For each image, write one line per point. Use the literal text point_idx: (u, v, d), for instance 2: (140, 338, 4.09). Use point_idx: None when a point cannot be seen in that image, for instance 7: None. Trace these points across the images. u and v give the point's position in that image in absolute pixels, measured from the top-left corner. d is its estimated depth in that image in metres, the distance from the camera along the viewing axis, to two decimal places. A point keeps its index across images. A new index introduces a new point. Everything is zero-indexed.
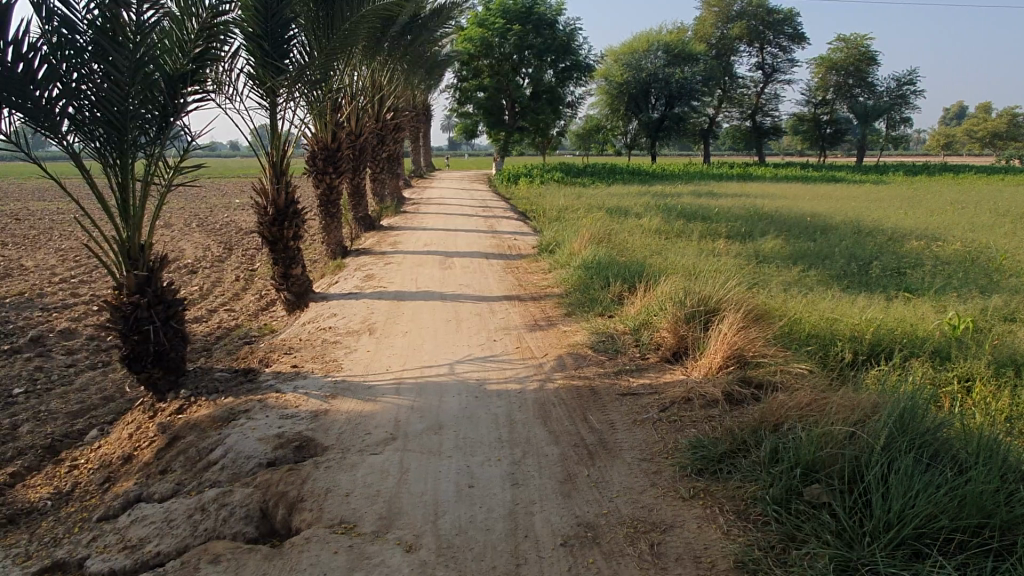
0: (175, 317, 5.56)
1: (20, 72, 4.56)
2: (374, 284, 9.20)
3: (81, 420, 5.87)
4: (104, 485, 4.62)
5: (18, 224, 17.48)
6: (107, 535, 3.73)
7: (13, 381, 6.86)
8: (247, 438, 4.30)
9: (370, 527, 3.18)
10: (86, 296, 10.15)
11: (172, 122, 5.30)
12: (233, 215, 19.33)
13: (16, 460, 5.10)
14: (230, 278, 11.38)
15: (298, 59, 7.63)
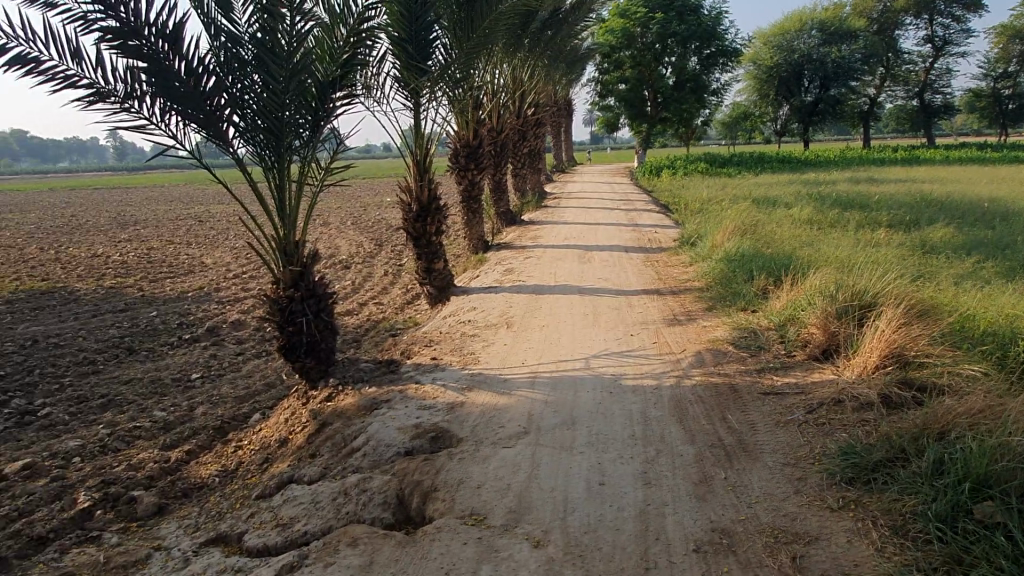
0: (326, 310, 5.83)
1: (194, 86, 5.02)
2: (513, 278, 9.34)
3: (246, 404, 6.39)
4: (263, 465, 4.99)
5: (200, 225, 19.42)
6: (263, 513, 4.04)
7: (192, 367, 7.62)
8: (388, 427, 4.48)
9: (499, 520, 3.20)
10: (255, 290, 11.07)
11: (323, 125, 5.61)
12: (385, 213, 20.37)
13: (191, 440, 5.64)
14: (379, 273, 11.96)
15: (441, 59, 7.85)
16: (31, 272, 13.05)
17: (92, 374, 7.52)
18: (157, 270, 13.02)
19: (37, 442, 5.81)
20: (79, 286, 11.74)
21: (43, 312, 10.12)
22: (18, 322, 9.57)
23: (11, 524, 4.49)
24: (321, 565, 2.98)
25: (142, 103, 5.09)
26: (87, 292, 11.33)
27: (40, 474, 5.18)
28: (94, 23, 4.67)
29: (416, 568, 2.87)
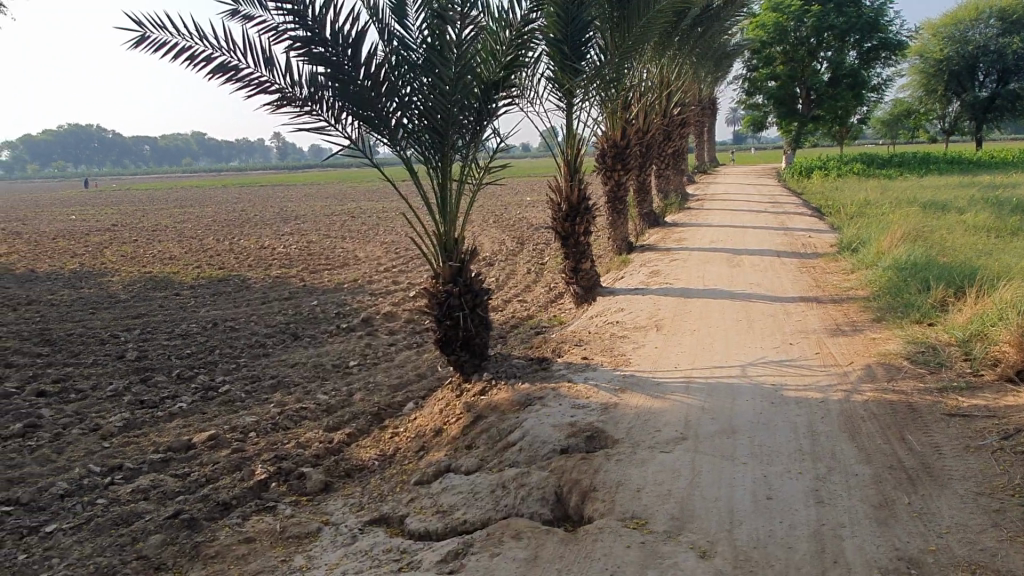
0: (481, 305, 5.97)
1: (370, 90, 5.32)
2: (659, 280, 9.17)
3: (401, 393, 6.69)
4: (419, 452, 5.19)
5: (353, 221, 20.56)
6: (424, 498, 4.22)
7: (351, 355, 8.08)
8: (543, 424, 4.53)
9: (662, 526, 3.16)
10: (405, 283, 11.57)
11: (484, 125, 5.75)
12: (525, 211, 20.66)
13: (352, 423, 5.98)
14: (522, 271, 12.14)
15: (595, 60, 7.84)
16: (209, 260, 14.35)
17: (263, 356, 8.16)
18: (316, 262, 13.92)
19: (219, 416, 6.38)
20: (249, 275, 12.77)
21: (219, 297, 11.11)
22: (200, 306, 10.55)
23: (200, 489, 4.96)
24: (486, 555, 3.11)
25: (322, 105, 5.45)
26: (256, 281, 12.32)
27: (222, 445, 5.68)
28: (285, 33, 5.05)
29: (580, 567, 2.91)
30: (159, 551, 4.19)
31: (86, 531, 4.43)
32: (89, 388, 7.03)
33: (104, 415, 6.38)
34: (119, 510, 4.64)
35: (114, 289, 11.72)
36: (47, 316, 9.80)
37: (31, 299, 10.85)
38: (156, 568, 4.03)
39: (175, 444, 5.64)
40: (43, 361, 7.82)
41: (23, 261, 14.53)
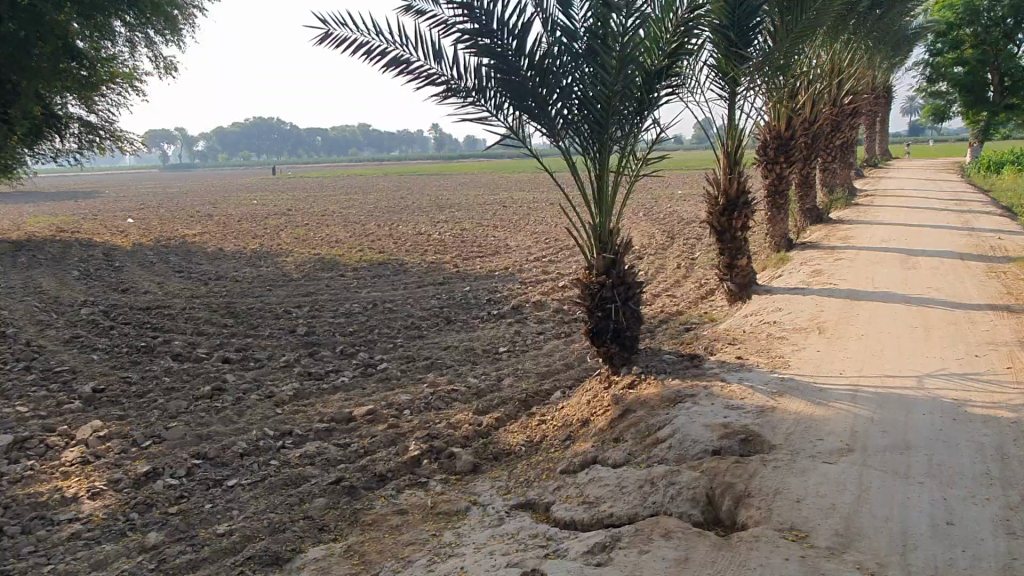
0: (634, 298, 5.88)
1: (532, 80, 5.41)
2: (822, 280, 8.61)
3: (548, 381, 6.75)
4: (565, 441, 5.21)
5: (504, 210, 20.96)
6: (570, 487, 4.26)
7: (500, 341, 8.26)
8: (694, 423, 4.41)
9: (824, 541, 3.01)
10: (554, 273, 11.64)
11: (645, 115, 5.66)
12: (676, 205, 20.12)
13: (500, 408, 6.11)
14: (672, 266, 11.85)
15: (762, 46, 7.46)
16: (370, 245, 15.19)
17: (419, 338, 8.53)
18: (468, 249, 14.33)
19: (377, 392, 6.75)
20: (406, 260, 13.38)
21: (379, 280, 11.73)
22: (361, 287, 11.21)
23: (359, 460, 5.27)
24: (635, 551, 3.14)
25: (485, 96, 5.58)
26: (413, 265, 12.88)
27: (380, 420, 6.00)
28: (454, 26, 5.22)
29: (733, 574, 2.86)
30: (323, 513, 4.51)
31: (261, 488, 4.86)
32: (265, 358, 7.69)
33: (278, 383, 6.95)
34: (290, 472, 5.05)
35: (287, 268, 12.71)
36: (232, 291, 10.80)
37: (219, 275, 11.99)
38: (319, 529, 4.34)
39: (338, 415, 6.04)
40: (228, 331, 8.65)
41: (213, 240, 16.09)
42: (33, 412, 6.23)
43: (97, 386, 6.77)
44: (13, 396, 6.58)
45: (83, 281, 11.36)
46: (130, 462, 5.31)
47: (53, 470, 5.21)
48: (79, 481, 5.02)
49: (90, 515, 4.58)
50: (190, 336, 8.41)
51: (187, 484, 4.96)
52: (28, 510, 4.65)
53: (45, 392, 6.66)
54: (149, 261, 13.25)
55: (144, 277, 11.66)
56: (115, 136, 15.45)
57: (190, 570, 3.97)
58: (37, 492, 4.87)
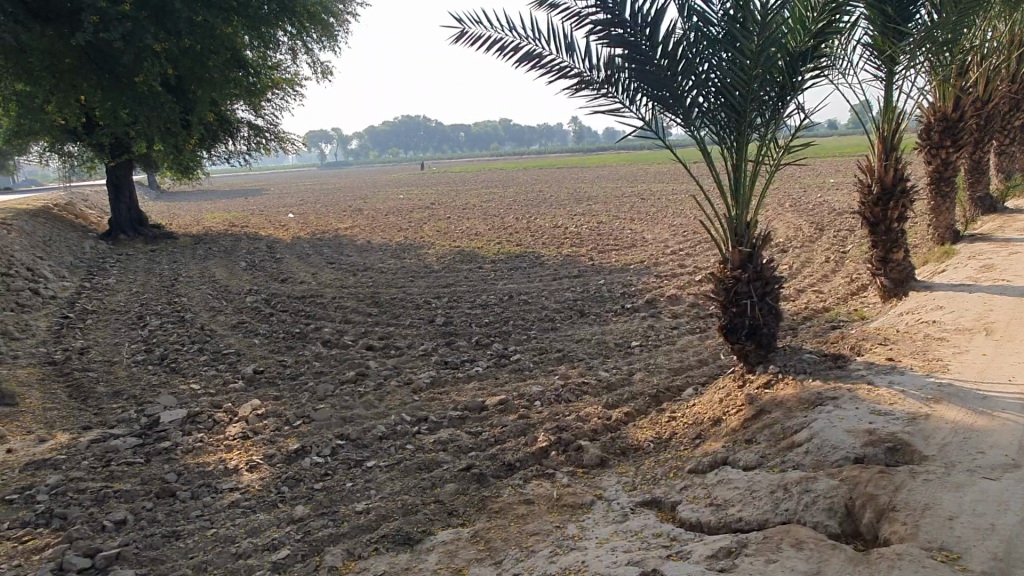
0: (772, 294, 5.60)
1: (667, 68, 5.27)
2: (994, 276, 7.78)
3: (680, 377, 6.58)
4: (696, 439, 5.06)
5: (642, 203, 20.60)
6: (698, 487, 4.15)
7: (632, 335, 8.15)
8: (835, 427, 4.14)
9: (979, 566, 2.77)
10: (691, 267, 11.31)
11: (788, 101, 5.36)
12: (828, 195, 18.90)
13: (630, 403, 6.04)
14: (820, 259, 11.16)
15: (923, 20, 6.91)
16: (508, 237, 15.46)
17: (552, 330, 8.59)
18: (604, 242, 14.23)
19: (509, 382, 6.88)
20: (542, 252, 13.50)
21: (515, 272, 11.93)
22: (498, 279, 11.45)
23: (489, 448, 5.40)
24: (762, 560, 3.04)
25: (618, 87, 5.51)
26: (549, 258, 12.98)
27: (510, 410, 6.12)
28: (587, 17, 5.19)
29: None
30: (453, 498, 4.67)
31: (397, 471, 5.10)
32: (406, 347, 8.05)
33: (416, 370, 7.27)
34: (423, 457, 5.27)
35: (429, 260, 13.22)
36: (378, 281, 11.39)
37: (367, 266, 12.68)
38: (449, 513, 4.50)
39: (471, 404, 6.23)
40: (373, 319, 9.15)
41: (362, 233, 17.02)
42: (204, 389, 6.90)
43: (258, 368, 7.39)
44: (188, 375, 7.32)
45: (249, 271, 12.41)
46: (283, 439, 5.76)
47: (219, 443, 5.75)
48: (239, 454, 5.51)
49: (248, 486, 5.01)
50: (339, 324, 8.97)
51: (331, 462, 5.31)
52: (197, 477, 5.16)
53: (214, 372, 7.36)
54: (306, 253, 14.24)
55: (301, 268, 12.56)
56: (279, 137, 16.72)
57: (331, 542, 4.25)
58: (204, 461, 5.39)
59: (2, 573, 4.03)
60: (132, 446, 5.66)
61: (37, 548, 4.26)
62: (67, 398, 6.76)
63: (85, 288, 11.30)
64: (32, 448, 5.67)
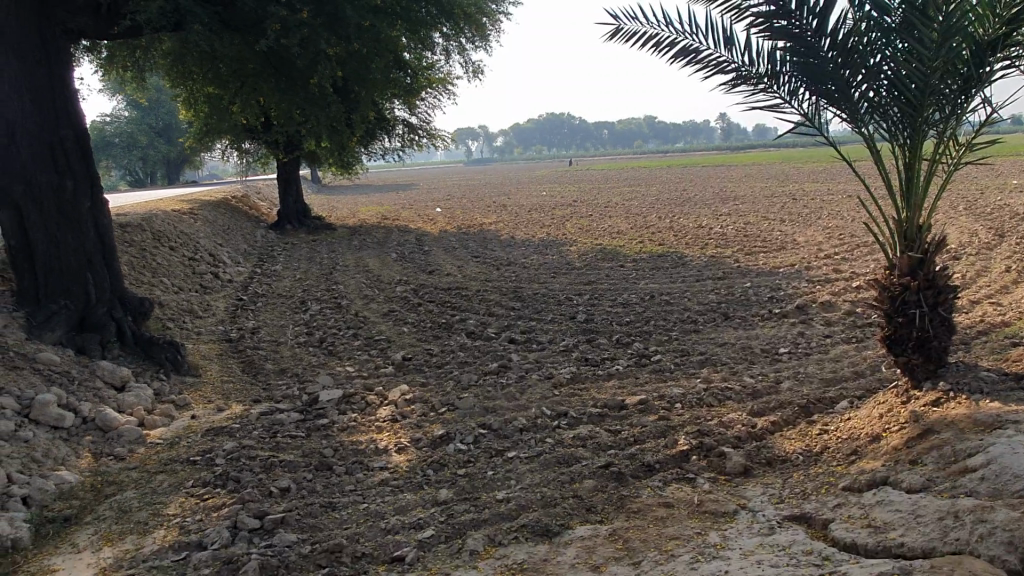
0: (945, 304, 5.15)
1: (834, 61, 5.00)
2: None
3: (834, 388, 6.21)
4: (850, 456, 4.76)
5: (795, 203, 19.57)
6: (854, 507, 3.93)
7: (781, 342, 7.79)
8: (1017, 454, 3.78)
9: None
10: (849, 272, 10.62)
11: (973, 94, 4.88)
12: (1011, 197, 17.08)
13: (778, 412, 5.78)
14: (999, 268, 10.12)
15: None
16: (651, 236, 15.22)
17: (694, 332, 8.38)
18: (752, 244, 13.67)
19: (649, 383, 6.79)
20: (686, 252, 13.18)
21: (658, 272, 11.73)
22: (640, 278, 11.32)
23: (628, 448, 5.37)
24: None
25: (779, 82, 5.28)
26: (693, 258, 12.66)
27: (651, 410, 6.05)
28: (749, 10, 5.02)
29: None
30: (591, 494, 4.69)
31: (536, 463, 5.19)
32: (547, 342, 8.15)
33: (556, 366, 7.35)
34: (562, 451, 5.33)
35: (571, 257, 13.29)
36: (520, 276, 11.59)
37: (510, 261, 12.94)
38: (587, 509, 4.52)
39: (610, 402, 6.21)
40: (515, 313, 9.34)
41: (506, 229, 17.38)
42: (357, 372, 7.35)
43: (406, 355, 7.77)
44: (343, 358, 7.82)
45: (400, 263, 13.04)
46: (429, 424, 6.02)
47: (371, 424, 6.10)
48: (389, 436, 5.83)
49: (396, 466, 5.29)
50: (482, 316, 9.23)
51: (474, 450, 5.48)
52: (351, 454, 5.51)
53: (367, 357, 7.81)
54: (452, 246, 14.75)
55: (447, 261, 13.03)
56: (430, 134, 17.38)
57: (472, 527, 4.41)
58: (357, 440, 5.74)
59: (188, 526, 4.51)
60: (295, 420, 6.14)
61: (215, 506, 4.72)
62: (241, 373, 7.44)
63: (256, 273, 12.35)
64: (211, 416, 6.29)
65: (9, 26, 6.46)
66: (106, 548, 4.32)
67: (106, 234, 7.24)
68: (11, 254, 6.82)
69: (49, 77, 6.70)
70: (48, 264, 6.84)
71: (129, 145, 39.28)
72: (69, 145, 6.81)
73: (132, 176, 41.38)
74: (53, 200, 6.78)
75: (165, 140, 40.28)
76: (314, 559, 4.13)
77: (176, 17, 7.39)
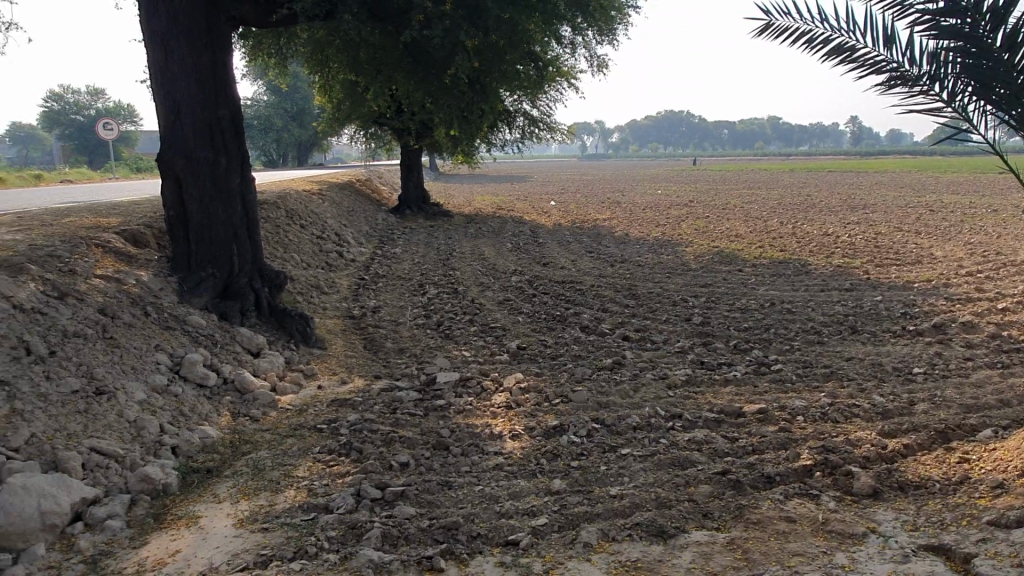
0: None
1: (1009, 63, 4.62)
2: None
3: (975, 415, 5.79)
4: (996, 489, 4.44)
5: (932, 215, 18.36)
6: (1001, 545, 3.70)
7: (914, 361, 7.33)
8: None
9: None
10: (994, 292, 9.86)
11: None
12: None
13: (911, 435, 5.46)
14: None
15: None
16: (772, 241, 14.68)
17: (818, 344, 8.02)
18: (883, 255, 12.93)
19: (770, 392, 6.56)
20: (811, 260, 12.62)
21: (779, 278, 11.32)
22: (760, 283, 10.96)
23: (746, 456, 5.22)
24: None
25: (943, 85, 4.93)
26: (817, 267, 12.12)
27: (770, 421, 5.84)
28: (913, 7, 4.71)
29: None
30: (708, 500, 4.59)
31: (651, 463, 5.13)
32: (661, 342, 8.03)
33: (671, 367, 7.22)
34: (678, 453, 5.24)
35: (687, 258, 13.03)
36: (635, 274, 11.47)
37: (625, 258, 12.81)
38: (704, 514, 4.43)
39: (728, 409, 6.05)
40: (629, 311, 9.25)
41: (620, 225, 17.25)
42: (473, 357, 7.50)
43: (521, 344, 7.85)
44: (460, 342, 8.00)
45: (515, 253, 13.19)
46: (542, 414, 6.07)
47: (486, 408, 6.22)
48: (503, 422, 5.92)
49: (511, 453, 5.37)
50: (596, 311, 9.20)
51: (587, 443, 5.48)
52: (467, 436, 5.63)
53: (482, 343, 7.96)
54: (567, 240, 14.78)
55: (562, 254, 13.06)
56: (551, 127, 17.47)
57: (586, 520, 4.41)
58: (473, 423, 5.87)
59: (316, 488, 4.77)
60: (414, 399, 6.34)
61: (340, 474, 4.97)
62: (364, 349, 7.76)
63: (377, 254, 12.83)
64: (336, 387, 6.61)
65: (182, 13, 6.95)
66: (243, 501, 4.63)
67: (250, 208, 7.77)
68: (169, 223, 7.43)
69: (213, 62, 7.18)
70: (199, 233, 7.39)
71: (265, 128, 41.77)
72: (225, 125, 7.30)
73: (266, 158, 43.95)
74: (209, 175, 7.28)
75: (298, 124, 42.49)
76: (432, 534, 4.26)
77: (328, 6, 7.74)
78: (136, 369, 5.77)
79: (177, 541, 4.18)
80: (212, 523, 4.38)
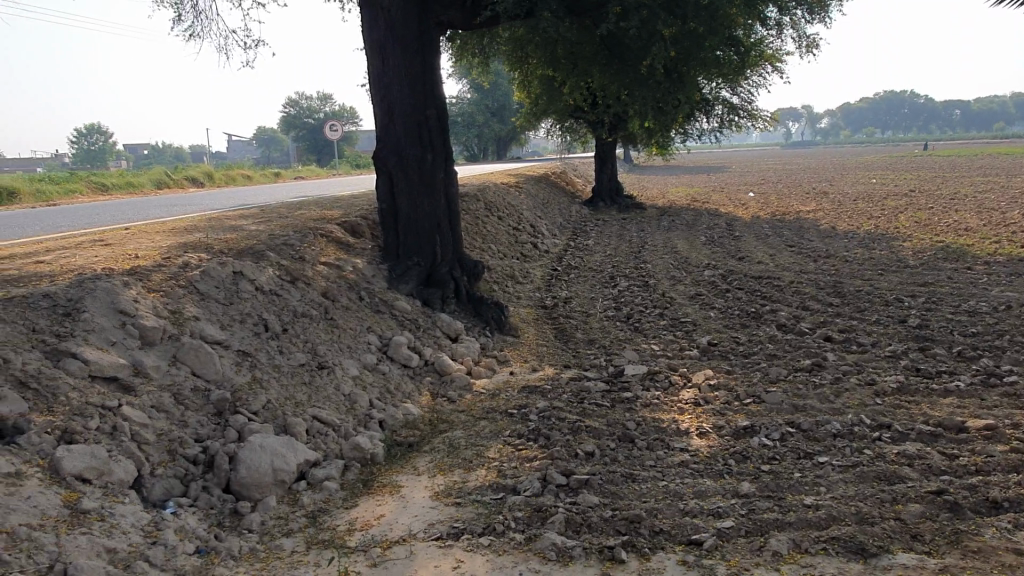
0: None
1: None
2: None
3: None
4: None
5: None
6: None
7: None
8: None
9: None
10: None
11: None
12: None
13: None
14: None
15: None
16: (1011, 236, 12.94)
17: None
18: None
19: (1001, 407, 5.83)
20: None
21: (1019, 278, 9.96)
22: (994, 283, 9.72)
23: (968, 477, 4.69)
24: None
25: None
26: None
27: (999, 439, 5.20)
28: None
29: None
30: (918, 520, 4.21)
31: (852, 474, 4.79)
32: (870, 344, 7.41)
33: (880, 372, 6.65)
34: (885, 467, 4.84)
35: (905, 254, 11.88)
36: (841, 271, 10.65)
37: (831, 253, 11.95)
38: (912, 536, 4.06)
39: (947, 422, 5.46)
40: (833, 309, 8.64)
41: (827, 218, 16.10)
42: (662, 352, 7.42)
43: (712, 340, 7.63)
44: (649, 336, 7.94)
45: (709, 246, 12.81)
46: (733, 413, 5.89)
47: (673, 404, 6.14)
48: (691, 419, 5.82)
49: (698, 450, 5.27)
50: (796, 309, 8.69)
51: (781, 447, 5.23)
52: (653, 431, 5.60)
53: (672, 337, 7.85)
54: (766, 233, 14.07)
55: (759, 248, 12.46)
56: (752, 115, 16.70)
57: (777, 527, 4.22)
58: (659, 418, 5.83)
59: (505, 470, 5.01)
60: (601, 390, 6.42)
61: (528, 458, 5.17)
62: (554, 339, 7.96)
63: (569, 246, 13.06)
64: (527, 374, 6.87)
65: (397, 19, 7.50)
66: (440, 476, 4.98)
67: (453, 200, 8.26)
68: (382, 215, 8.13)
69: (423, 64, 7.70)
70: (407, 225, 8.01)
71: (469, 124, 43.94)
72: (432, 123, 7.81)
73: (469, 153, 46.24)
74: (417, 171, 7.85)
75: (498, 120, 44.21)
76: (614, 524, 4.31)
77: (528, 5, 7.91)
78: (351, 348, 6.39)
79: (382, 506, 4.59)
80: (411, 493, 4.76)
